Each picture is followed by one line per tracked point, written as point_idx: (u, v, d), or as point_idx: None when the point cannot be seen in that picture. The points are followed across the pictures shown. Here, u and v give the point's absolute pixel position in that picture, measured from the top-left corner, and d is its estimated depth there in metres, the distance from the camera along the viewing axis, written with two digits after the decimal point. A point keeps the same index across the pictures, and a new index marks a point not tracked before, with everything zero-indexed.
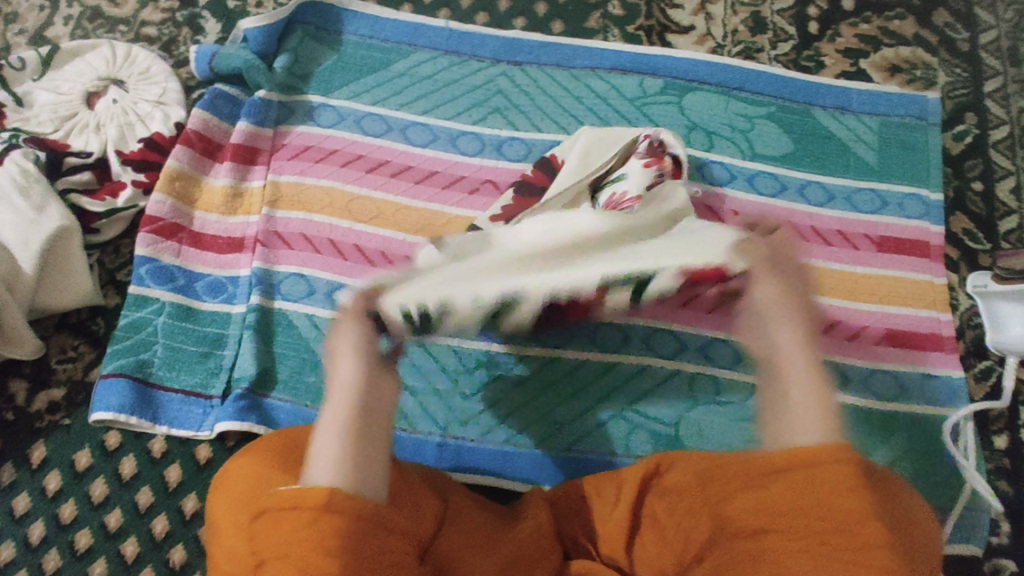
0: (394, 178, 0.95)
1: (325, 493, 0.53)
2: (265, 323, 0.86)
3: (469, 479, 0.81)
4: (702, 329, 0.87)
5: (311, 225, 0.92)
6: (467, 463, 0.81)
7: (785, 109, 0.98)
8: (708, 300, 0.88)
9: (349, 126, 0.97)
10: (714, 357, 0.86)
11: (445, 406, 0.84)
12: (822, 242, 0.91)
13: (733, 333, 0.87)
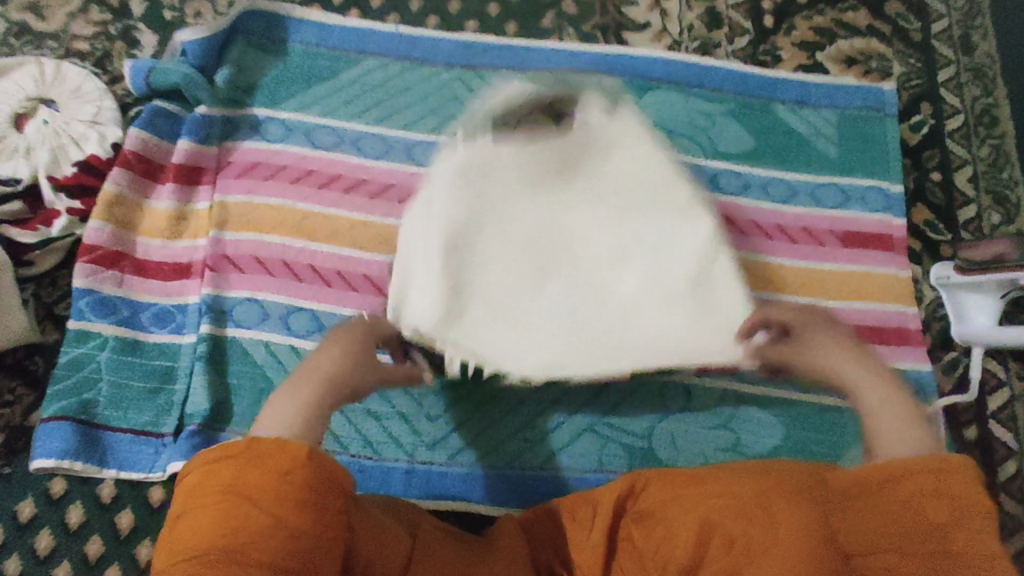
0: (348, 193, 0.91)
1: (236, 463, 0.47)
2: (218, 353, 0.82)
3: (439, 505, 0.78)
4: None
5: (262, 246, 0.88)
6: (437, 489, 0.78)
7: (745, 106, 0.97)
8: None
9: (298, 139, 0.93)
10: None
11: (412, 430, 0.81)
12: (788, 240, 0.90)
13: None
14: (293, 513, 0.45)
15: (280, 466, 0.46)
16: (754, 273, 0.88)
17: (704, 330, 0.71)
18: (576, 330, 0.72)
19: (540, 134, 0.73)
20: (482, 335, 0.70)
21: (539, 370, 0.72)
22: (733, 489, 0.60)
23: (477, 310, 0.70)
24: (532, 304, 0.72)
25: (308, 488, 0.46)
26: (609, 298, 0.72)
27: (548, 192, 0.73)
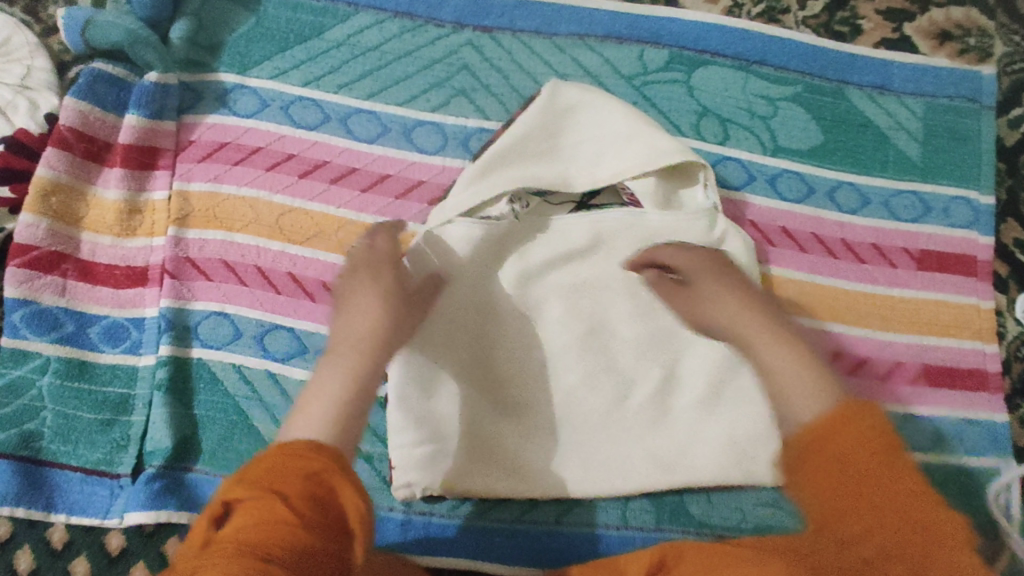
0: (335, 185, 0.76)
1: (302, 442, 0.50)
2: (180, 380, 0.71)
3: (441, 562, 0.69)
4: None
5: (232, 248, 0.74)
6: (437, 548, 0.70)
7: (814, 89, 0.80)
8: None
9: (272, 114, 0.76)
10: None
11: None
12: (854, 260, 0.77)
13: None
14: (314, 511, 0.45)
15: (303, 462, 0.48)
16: (813, 300, 0.76)
17: (699, 452, 0.71)
18: (582, 408, 0.71)
19: (562, 182, 0.70)
20: (489, 431, 0.69)
21: (546, 441, 0.70)
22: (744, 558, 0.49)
23: (479, 456, 0.69)
24: (539, 449, 0.70)
25: (332, 489, 0.47)
26: (620, 385, 0.71)
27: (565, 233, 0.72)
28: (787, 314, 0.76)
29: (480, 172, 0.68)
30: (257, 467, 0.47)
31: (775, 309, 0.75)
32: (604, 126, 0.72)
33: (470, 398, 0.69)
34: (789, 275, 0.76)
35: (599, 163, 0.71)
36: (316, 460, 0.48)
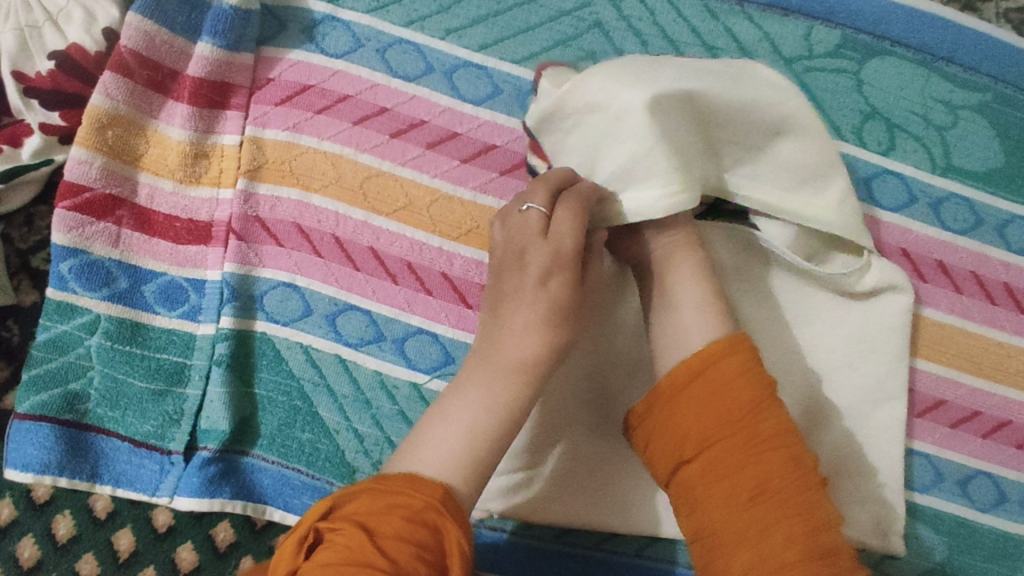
0: (432, 150, 0.65)
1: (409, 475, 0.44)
2: (240, 357, 0.63)
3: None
4: None
5: (308, 211, 0.64)
6: (505, 569, 0.64)
7: (1004, 100, 0.68)
8: None
9: (367, 56, 0.65)
10: None
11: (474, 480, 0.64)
12: (1014, 307, 0.67)
13: None
14: (408, 555, 0.39)
15: (392, 495, 0.42)
16: (959, 349, 0.66)
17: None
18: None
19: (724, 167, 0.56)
20: (596, 467, 0.62)
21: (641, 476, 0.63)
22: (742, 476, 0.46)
23: (579, 494, 0.62)
24: (643, 485, 0.63)
25: (438, 530, 0.41)
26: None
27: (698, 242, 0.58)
28: (928, 362, 0.66)
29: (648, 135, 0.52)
30: (359, 500, 0.41)
31: (914, 355, 0.66)
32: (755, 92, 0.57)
33: (574, 431, 0.62)
34: (937, 318, 0.66)
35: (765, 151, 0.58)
36: (421, 502, 0.42)
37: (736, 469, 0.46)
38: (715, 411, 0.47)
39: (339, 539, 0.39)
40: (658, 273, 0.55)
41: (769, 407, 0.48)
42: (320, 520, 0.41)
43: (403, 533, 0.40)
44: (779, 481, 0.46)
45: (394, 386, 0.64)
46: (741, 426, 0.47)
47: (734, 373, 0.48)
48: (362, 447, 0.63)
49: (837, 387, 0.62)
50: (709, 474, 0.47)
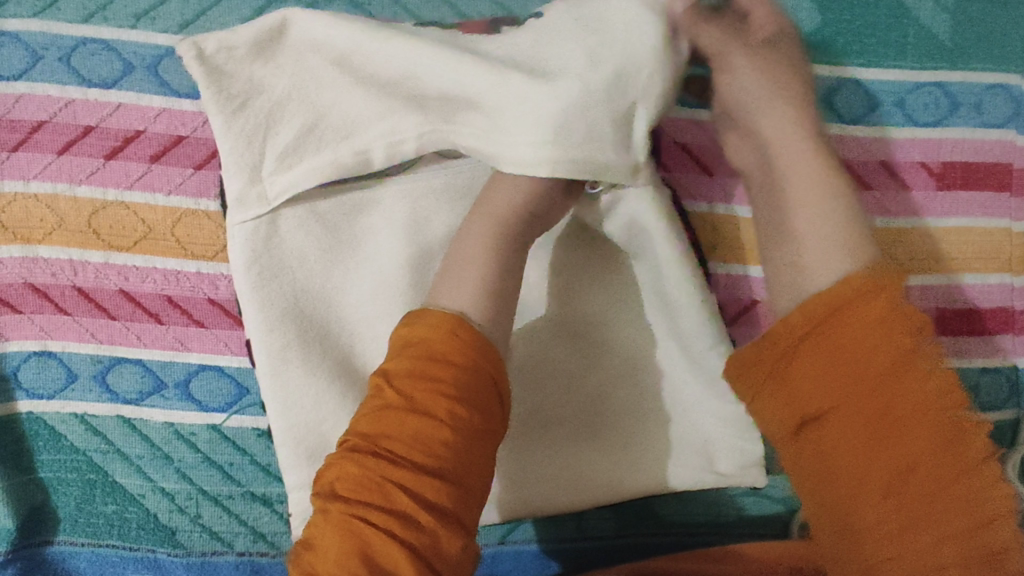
0: (159, 164, 0.56)
1: (396, 342, 0.44)
2: (8, 445, 0.56)
3: None
4: None
5: (37, 267, 0.56)
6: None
7: None
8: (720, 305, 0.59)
9: (50, 67, 0.55)
10: None
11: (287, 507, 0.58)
12: (857, 184, 0.59)
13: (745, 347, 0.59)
14: (414, 379, 0.41)
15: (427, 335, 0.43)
16: None
17: None
18: (543, 419, 0.54)
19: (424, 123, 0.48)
20: (542, 466, 0.55)
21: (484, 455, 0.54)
22: (881, 430, 0.38)
23: (532, 500, 0.55)
24: (602, 476, 0.54)
25: (447, 360, 0.41)
26: (577, 383, 0.54)
27: (437, 208, 0.54)
28: None
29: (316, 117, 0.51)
30: (406, 344, 0.43)
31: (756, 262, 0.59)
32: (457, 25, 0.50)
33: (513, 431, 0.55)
34: None
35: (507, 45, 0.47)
36: (484, 366, 0.42)
37: (880, 421, 0.38)
38: (858, 363, 0.39)
39: (398, 402, 0.41)
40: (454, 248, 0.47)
41: (878, 339, 0.39)
42: (379, 380, 0.42)
43: (422, 358, 0.42)
44: (913, 421, 0.38)
45: (191, 433, 0.57)
46: (900, 363, 0.38)
47: (858, 323, 0.40)
48: (172, 504, 0.58)
49: None
50: (843, 448, 0.39)
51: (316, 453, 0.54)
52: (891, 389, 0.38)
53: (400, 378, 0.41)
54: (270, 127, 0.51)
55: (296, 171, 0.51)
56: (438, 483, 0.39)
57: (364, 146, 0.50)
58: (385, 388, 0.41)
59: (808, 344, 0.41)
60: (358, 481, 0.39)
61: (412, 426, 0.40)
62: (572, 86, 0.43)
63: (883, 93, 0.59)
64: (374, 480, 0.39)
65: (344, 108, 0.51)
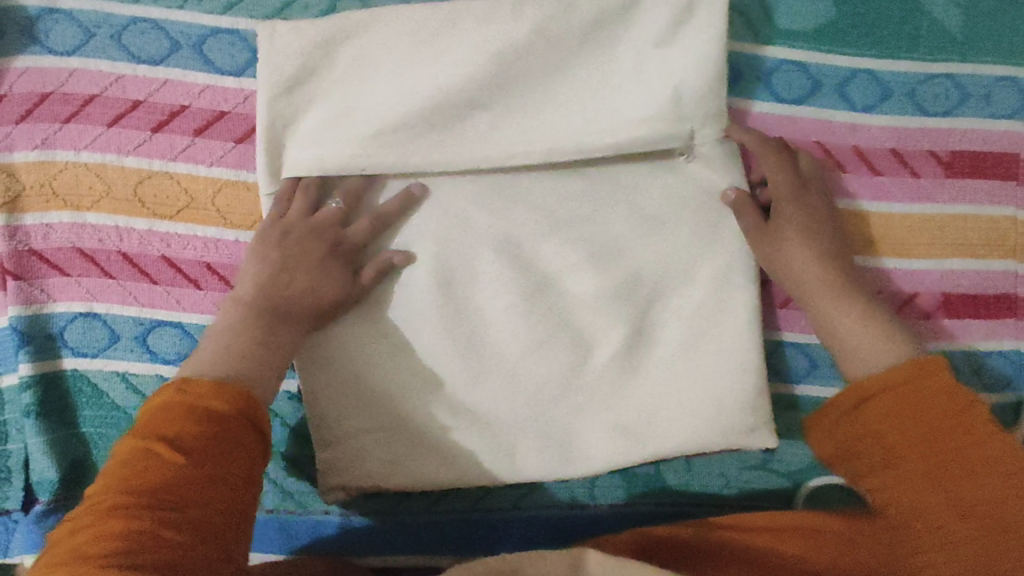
0: (202, 138, 0.59)
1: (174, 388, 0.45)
2: (51, 401, 0.59)
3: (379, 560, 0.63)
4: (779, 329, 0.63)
5: (85, 232, 0.59)
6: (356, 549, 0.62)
7: None
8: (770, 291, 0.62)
9: (101, 44, 0.58)
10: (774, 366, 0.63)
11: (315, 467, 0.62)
12: (867, 170, 0.62)
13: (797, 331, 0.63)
14: (182, 429, 0.42)
15: (174, 402, 0.44)
16: None
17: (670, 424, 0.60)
18: (554, 380, 0.60)
19: (451, 112, 0.57)
20: (551, 423, 0.60)
21: (484, 422, 0.60)
22: (955, 470, 0.44)
23: (538, 453, 0.60)
24: (603, 431, 0.60)
25: (177, 418, 0.43)
26: (584, 346, 0.60)
27: (460, 189, 0.59)
28: None
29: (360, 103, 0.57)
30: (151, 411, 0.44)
31: None
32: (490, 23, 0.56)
33: (527, 390, 0.60)
34: None
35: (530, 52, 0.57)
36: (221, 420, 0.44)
37: (953, 474, 0.44)
38: (924, 421, 0.46)
39: (191, 468, 0.41)
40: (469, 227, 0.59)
41: (940, 397, 0.46)
42: (159, 441, 0.41)
43: (169, 417, 0.43)
44: (978, 461, 0.43)
45: None
46: (961, 417, 0.45)
47: (919, 393, 0.47)
48: None
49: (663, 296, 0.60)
50: (918, 493, 0.44)
51: (337, 407, 0.58)
52: (963, 431, 0.44)
53: (146, 434, 0.42)
54: (319, 110, 0.57)
55: (329, 149, 0.56)
56: (194, 541, 0.38)
57: (402, 130, 0.57)
58: (133, 445, 0.41)
59: (875, 400, 0.48)
60: (119, 532, 0.37)
61: (150, 478, 0.40)
62: (566, 96, 0.59)
63: (894, 84, 0.61)
64: (146, 534, 0.37)
65: (386, 98, 0.57)
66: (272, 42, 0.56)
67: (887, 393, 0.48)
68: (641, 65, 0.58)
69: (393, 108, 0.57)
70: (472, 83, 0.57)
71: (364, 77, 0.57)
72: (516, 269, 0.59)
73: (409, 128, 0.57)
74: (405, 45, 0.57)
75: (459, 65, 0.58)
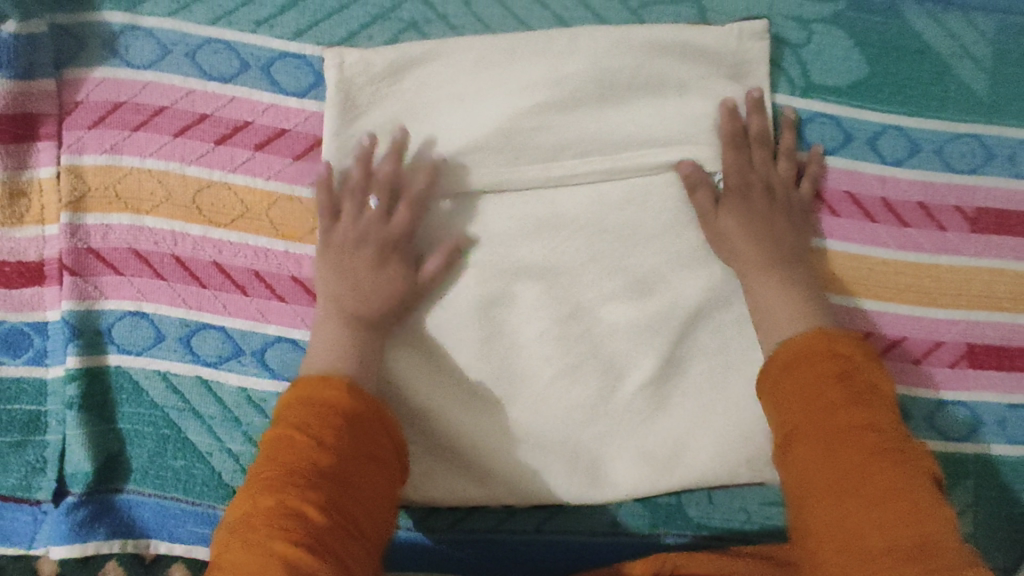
0: (262, 152, 0.62)
1: (301, 382, 0.51)
2: (92, 394, 0.60)
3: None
4: None
5: (143, 235, 0.61)
6: None
7: (861, 6, 0.64)
8: None
9: (175, 61, 0.62)
10: None
11: None
12: (896, 221, 0.64)
13: None
14: (312, 417, 0.48)
15: (309, 391, 0.50)
16: (847, 272, 0.63)
17: (694, 455, 0.62)
18: (580, 408, 0.62)
19: (503, 141, 0.61)
20: (577, 452, 0.62)
21: (511, 446, 0.61)
22: (857, 448, 0.45)
23: (562, 480, 0.61)
24: (627, 460, 0.62)
25: (315, 402, 0.49)
26: (611, 374, 0.62)
27: (501, 215, 0.61)
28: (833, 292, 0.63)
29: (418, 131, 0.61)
30: (295, 396, 0.50)
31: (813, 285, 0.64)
32: (536, 68, 0.62)
33: (554, 416, 0.61)
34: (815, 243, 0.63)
35: (573, 96, 0.62)
36: (359, 403, 0.50)
37: (852, 449, 0.45)
38: (830, 404, 0.47)
39: (322, 462, 0.46)
40: (512, 251, 0.61)
41: (850, 380, 0.48)
42: (296, 429, 0.47)
43: (313, 403, 0.49)
44: (873, 439, 0.45)
45: (262, 398, 0.62)
46: (856, 391, 0.47)
47: (823, 363, 0.49)
48: (238, 464, 0.62)
49: (690, 328, 0.62)
50: (826, 471, 0.45)
51: None
52: (866, 407, 0.46)
53: (292, 423, 0.47)
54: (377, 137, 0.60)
55: (384, 176, 0.59)
56: (337, 510, 0.45)
57: (454, 158, 0.61)
58: (276, 429, 0.47)
59: (786, 373, 0.50)
60: (273, 509, 0.43)
61: (299, 462, 0.45)
62: (612, 128, 0.62)
63: (925, 143, 0.64)
64: (294, 509, 0.43)
65: (439, 128, 0.61)
66: (341, 71, 0.60)
67: (795, 370, 0.50)
68: (679, 111, 0.62)
69: (447, 141, 0.61)
70: (518, 118, 0.61)
71: (421, 106, 0.61)
72: (553, 293, 0.62)
73: (458, 155, 0.61)
74: (460, 81, 0.61)
75: (509, 99, 0.62)
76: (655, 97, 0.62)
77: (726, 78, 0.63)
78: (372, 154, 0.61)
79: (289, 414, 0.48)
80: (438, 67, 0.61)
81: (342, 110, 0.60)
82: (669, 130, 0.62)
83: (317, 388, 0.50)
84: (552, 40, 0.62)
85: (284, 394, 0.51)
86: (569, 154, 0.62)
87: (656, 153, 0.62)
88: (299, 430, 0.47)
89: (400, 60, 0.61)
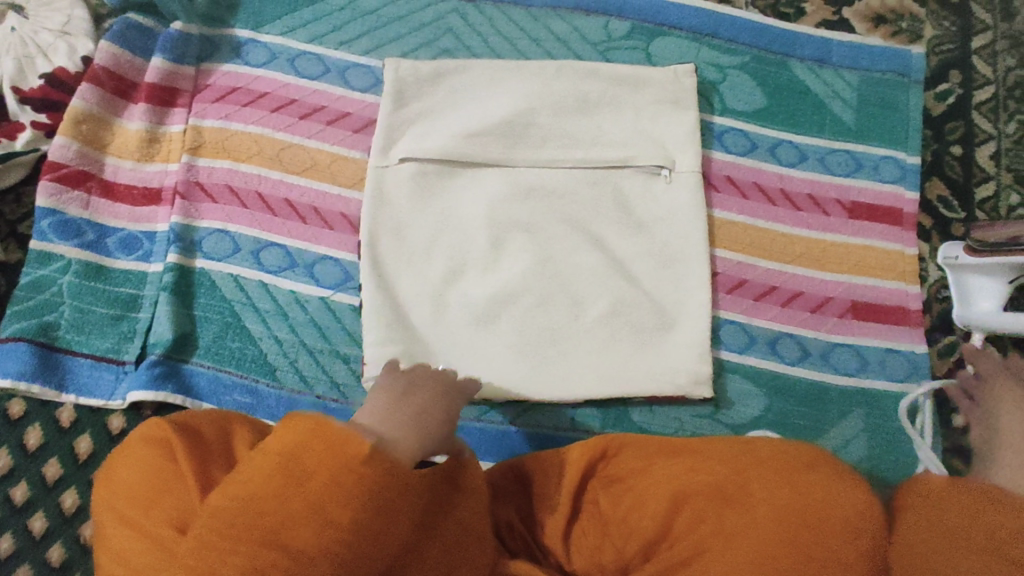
0: (331, 126, 0.86)
1: (291, 433, 0.52)
2: (179, 285, 0.79)
3: None
4: (746, 316, 0.81)
5: (237, 175, 0.84)
6: None
7: (761, 60, 0.91)
8: (724, 281, 0.83)
9: (279, 63, 0.88)
10: (726, 339, 0.81)
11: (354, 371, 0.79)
12: (791, 206, 0.86)
13: (751, 316, 0.82)
14: (307, 480, 0.50)
15: (307, 436, 0.51)
16: (755, 240, 0.84)
17: (638, 365, 0.78)
18: (552, 325, 0.79)
19: (504, 129, 0.84)
20: (548, 359, 0.78)
21: (495, 348, 0.78)
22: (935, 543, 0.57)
23: (535, 380, 0.77)
24: (587, 368, 0.78)
25: (303, 468, 0.50)
26: (576, 300, 0.80)
27: (500, 178, 0.83)
28: (743, 252, 0.84)
29: (444, 116, 0.85)
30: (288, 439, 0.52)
31: (731, 247, 0.84)
32: (531, 82, 0.87)
33: (530, 328, 0.79)
34: (728, 217, 0.85)
35: (557, 101, 0.86)
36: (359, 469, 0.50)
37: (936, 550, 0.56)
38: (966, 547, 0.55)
39: (309, 530, 0.49)
40: (506, 203, 0.82)
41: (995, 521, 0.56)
42: (291, 480, 0.50)
43: (300, 463, 0.50)
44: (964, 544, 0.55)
45: (306, 300, 0.80)
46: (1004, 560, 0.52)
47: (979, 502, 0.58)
48: (280, 350, 0.79)
49: (637, 269, 0.81)
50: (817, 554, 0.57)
51: (394, 318, 0.77)
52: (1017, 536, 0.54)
53: (269, 485, 0.50)
54: (415, 119, 0.85)
55: (418, 143, 0.83)
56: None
57: (468, 135, 0.83)
58: (269, 474, 0.50)
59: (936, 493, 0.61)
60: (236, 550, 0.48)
61: (287, 497, 0.49)
62: (585, 124, 0.86)
63: (811, 153, 0.88)
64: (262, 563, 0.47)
65: (460, 116, 0.85)
66: (394, 74, 0.85)
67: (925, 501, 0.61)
68: (633, 117, 0.86)
69: (464, 124, 0.84)
70: (517, 112, 0.85)
71: (448, 101, 0.86)
72: (535, 236, 0.82)
73: (472, 133, 0.84)
74: (477, 88, 0.86)
75: (511, 100, 0.86)
76: (615, 106, 0.86)
77: (669, 95, 0.86)
78: (410, 130, 0.84)
79: (280, 463, 0.51)
80: (463, 78, 0.87)
81: (392, 97, 0.85)
82: (625, 129, 0.86)
83: (319, 441, 0.51)
84: (544, 66, 0.87)
85: (279, 436, 0.52)
86: (553, 139, 0.85)
87: (614, 142, 0.85)
88: (290, 487, 0.50)
89: (436, 71, 0.86)
